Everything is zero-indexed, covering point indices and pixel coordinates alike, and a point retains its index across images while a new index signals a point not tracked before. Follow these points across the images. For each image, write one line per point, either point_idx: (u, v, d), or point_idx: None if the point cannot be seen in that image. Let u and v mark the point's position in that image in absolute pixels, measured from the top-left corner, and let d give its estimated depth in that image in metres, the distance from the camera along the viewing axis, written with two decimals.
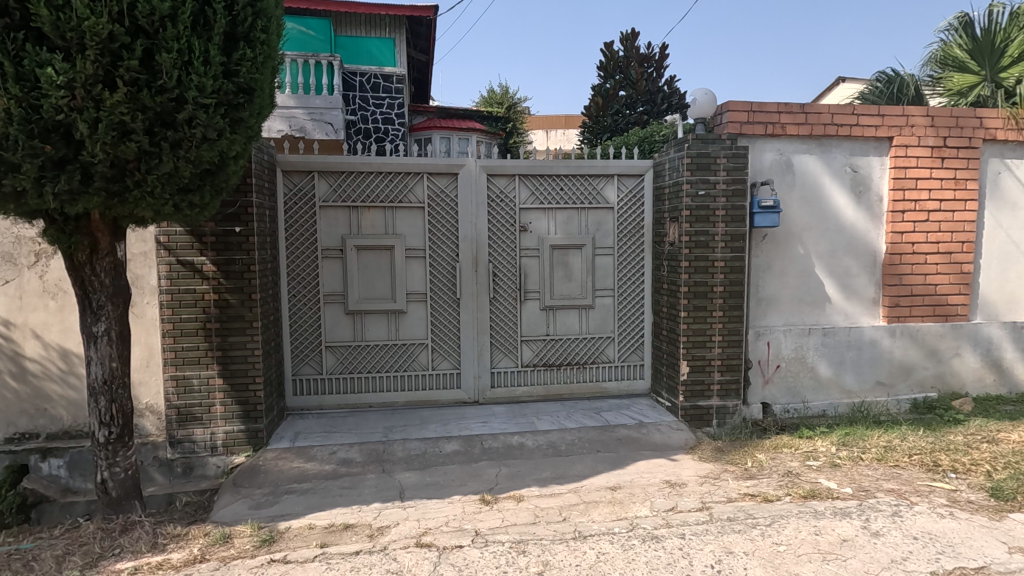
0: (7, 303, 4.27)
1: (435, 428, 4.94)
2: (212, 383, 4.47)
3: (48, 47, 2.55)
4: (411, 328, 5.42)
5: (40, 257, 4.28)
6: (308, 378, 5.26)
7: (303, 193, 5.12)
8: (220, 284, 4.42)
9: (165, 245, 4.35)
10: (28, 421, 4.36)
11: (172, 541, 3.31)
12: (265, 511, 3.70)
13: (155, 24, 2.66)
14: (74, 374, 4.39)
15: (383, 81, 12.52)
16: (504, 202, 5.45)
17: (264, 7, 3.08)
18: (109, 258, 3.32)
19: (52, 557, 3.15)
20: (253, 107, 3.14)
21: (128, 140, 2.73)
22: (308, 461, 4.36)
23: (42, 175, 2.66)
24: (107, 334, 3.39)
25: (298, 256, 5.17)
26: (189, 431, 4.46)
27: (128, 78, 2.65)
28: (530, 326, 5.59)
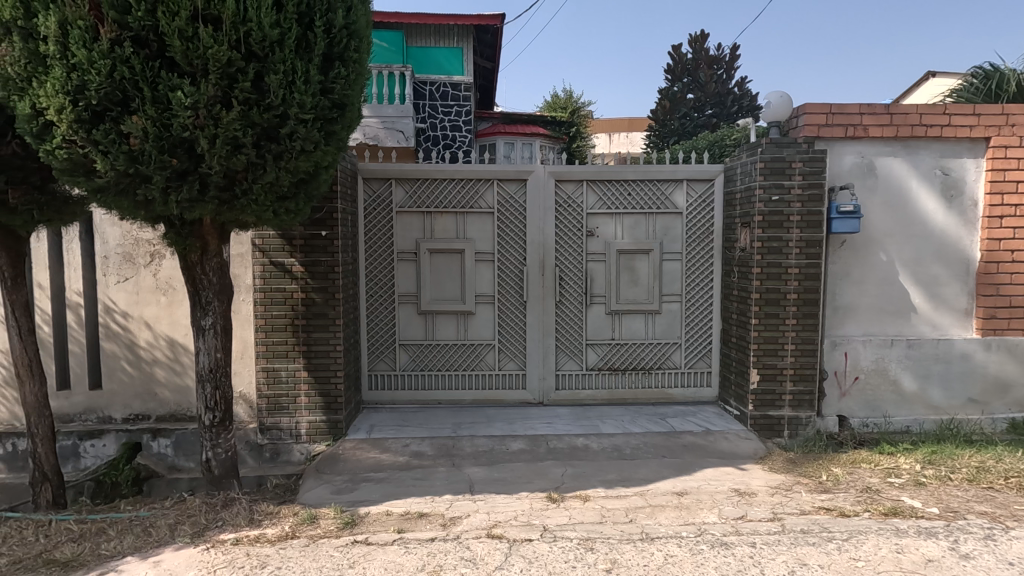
0: (126, 297, 4.79)
1: (501, 426, 5.10)
2: (298, 375, 4.82)
3: (177, 72, 2.88)
4: (479, 329, 5.61)
5: (154, 257, 4.78)
6: (382, 374, 5.55)
7: (382, 199, 5.44)
8: (307, 284, 4.77)
9: (260, 247, 4.73)
10: (141, 404, 4.87)
11: (266, 518, 3.62)
12: (345, 496, 3.96)
13: (266, 49, 2.96)
14: (179, 362, 4.85)
15: (452, 90, 12.88)
16: (571, 207, 5.54)
17: (357, 29, 3.35)
18: (216, 258, 3.68)
19: (165, 525, 3.52)
20: (345, 120, 3.41)
21: (239, 153, 3.04)
22: (383, 452, 4.61)
23: (168, 185, 3.00)
24: (213, 327, 3.76)
25: (376, 259, 5.48)
26: (277, 419, 4.83)
27: (241, 98, 2.95)
28: (596, 330, 5.65)
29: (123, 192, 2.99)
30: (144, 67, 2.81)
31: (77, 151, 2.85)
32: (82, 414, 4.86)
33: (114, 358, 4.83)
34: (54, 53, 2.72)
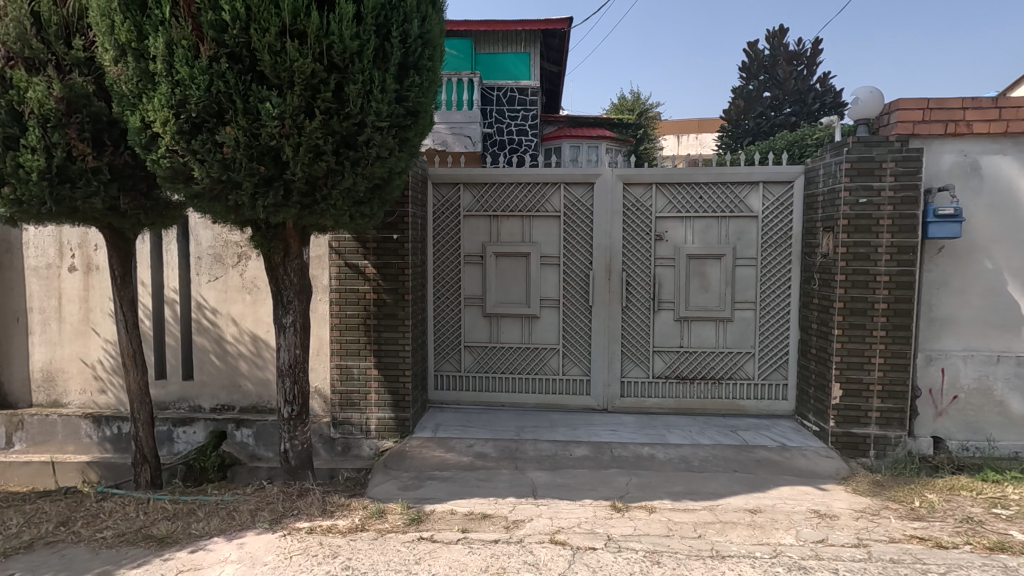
0: (216, 295, 5.16)
1: (564, 432, 5.07)
2: (368, 373, 4.99)
3: (266, 85, 3.06)
4: (544, 332, 5.60)
5: (241, 259, 5.12)
6: (448, 375, 5.66)
7: (450, 203, 5.56)
8: (379, 285, 4.94)
9: (336, 249, 4.95)
10: (227, 395, 5.22)
11: (338, 509, 3.78)
12: (412, 493, 4.06)
13: (346, 61, 3.10)
14: (262, 357, 5.15)
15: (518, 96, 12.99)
16: (639, 210, 5.43)
17: (432, 38, 3.44)
18: (297, 260, 3.88)
19: (247, 510, 3.75)
20: (417, 127, 3.51)
21: (319, 160, 3.19)
22: (448, 452, 4.69)
23: (255, 191, 3.20)
24: (293, 325, 3.98)
25: (443, 262, 5.60)
26: (349, 415, 5.03)
27: (323, 108, 3.10)
28: (663, 336, 5.50)
29: (217, 198, 3.22)
30: (237, 81, 3.00)
31: (178, 160, 3.08)
32: (176, 402, 5.26)
33: (205, 351, 5.20)
34: (161, 71, 2.96)
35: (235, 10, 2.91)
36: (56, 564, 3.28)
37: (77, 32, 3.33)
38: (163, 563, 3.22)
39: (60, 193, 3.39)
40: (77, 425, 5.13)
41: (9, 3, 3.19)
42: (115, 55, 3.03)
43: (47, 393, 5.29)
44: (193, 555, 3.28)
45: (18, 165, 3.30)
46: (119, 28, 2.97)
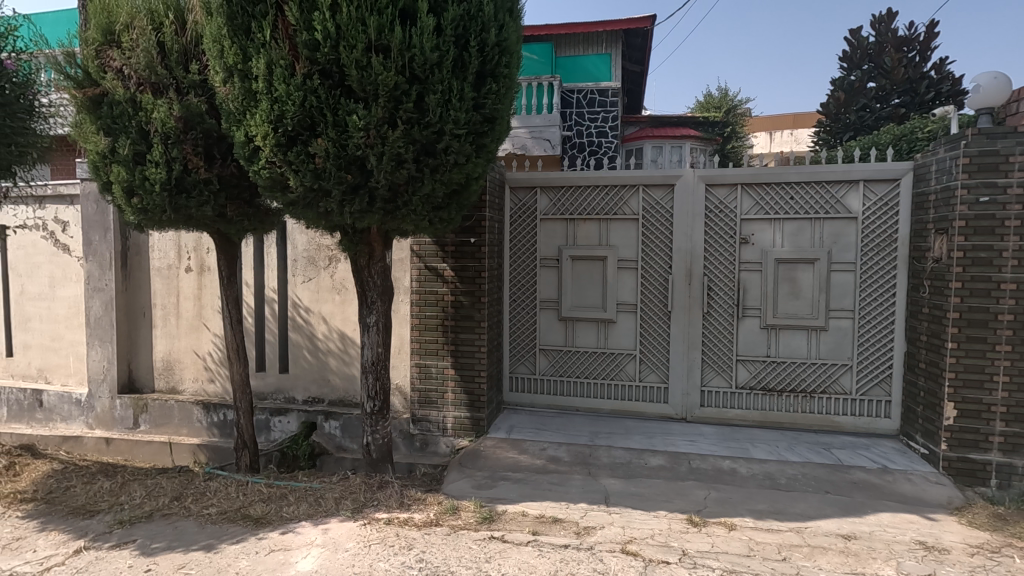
0: (309, 294, 5.54)
1: (639, 440, 4.96)
2: (446, 372, 5.14)
3: (353, 98, 3.24)
4: (620, 338, 5.50)
5: (332, 261, 5.46)
6: (523, 377, 5.70)
7: (527, 207, 5.61)
8: (457, 287, 5.08)
9: (417, 253, 5.15)
10: (317, 388, 5.58)
11: (414, 503, 3.92)
12: (485, 492, 4.13)
13: (426, 71, 3.23)
14: (348, 354, 5.46)
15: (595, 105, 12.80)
16: (723, 212, 5.20)
17: (509, 45, 3.51)
18: (380, 263, 4.08)
19: (332, 498, 3.98)
20: (494, 133, 3.59)
21: (401, 168, 3.35)
22: (521, 454, 4.73)
23: (343, 198, 3.39)
24: (376, 324, 4.19)
25: (520, 265, 5.66)
26: (427, 412, 5.21)
27: (405, 118, 3.24)
28: (748, 345, 5.23)
29: (308, 205, 3.45)
30: (328, 95, 3.21)
31: (276, 170, 3.34)
32: (273, 393, 5.69)
33: (299, 346, 5.59)
34: (262, 89, 3.22)
35: (327, 29, 3.12)
36: (170, 535, 3.66)
37: (194, 58, 3.71)
38: (258, 541, 3.51)
39: (178, 202, 3.78)
40: (190, 410, 5.68)
41: (140, 35, 3.61)
42: (224, 76, 3.34)
43: (167, 380, 5.91)
44: (283, 537, 3.54)
45: (145, 177, 3.73)
46: (228, 52, 3.27)
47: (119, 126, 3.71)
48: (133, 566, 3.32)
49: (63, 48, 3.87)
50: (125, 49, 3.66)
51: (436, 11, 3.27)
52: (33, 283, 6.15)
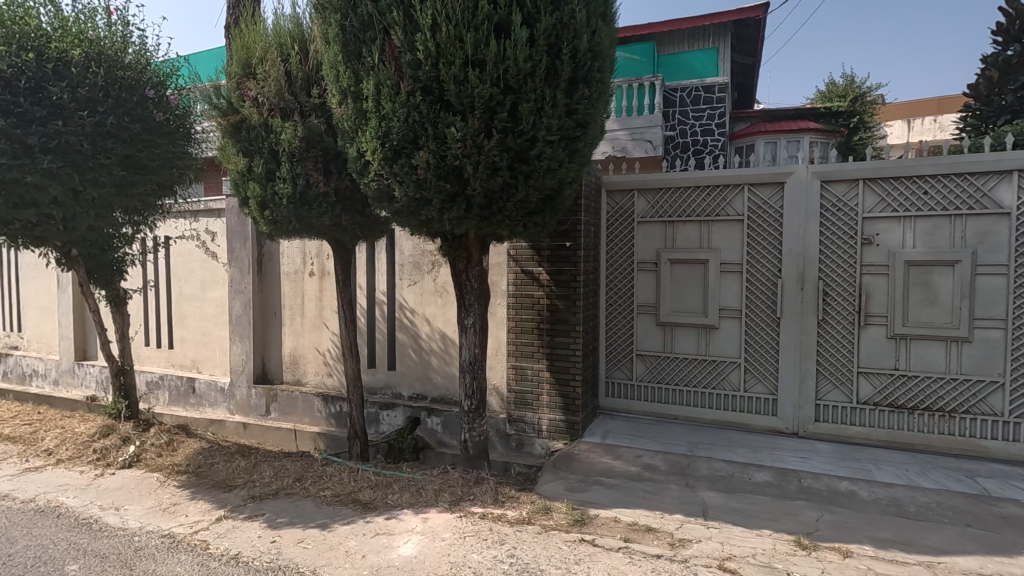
0: (415, 297, 5.89)
1: (743, 453, 4.70)
2: (541, 374, 5.22)
3: (451, 111, 3.42)
4: (723, 345, 5.24)
5: (435, 265, 5.77)
6: (619, 382, 5.62)
7: (624, 210, 5.55)
8: (552, 291, 5.14)
9: (514, 257, 5.29)
10: (421, 386, 5.91)
11: (508, 501, 4.04)
12: (578, 495, 4.14)
13: (520, 81, 3.33)
14: (449, 354, 5.72)
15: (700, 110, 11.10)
16: (841, 210, 4.79)
17: (601, 50, 3.56)
18: (477, 267, 4.25)
19: (432, 490, 4.21)
20: (587, 138, 3.64)
21: (496, 175, 3.48)
22: (615, 459, 4.68)
23: (442, 206, 3.58)
24: (473, 326, 4.37)
25: (616, 269, 5.61)
26: (523, 413, 5.31)
27: (499, 127, 3.38)
28: (871, 356, 4.76)
29: (411, 213, 3.68)
30: (428, 110, 3.41)
31: (383, 182, 3.61)
32: (382, 388, 6.12)
33: (405, 346, 5.96)
34: (371, 108, 3.50)
35: (428, 49, 3.33)
36: (292, 512, 4.09)
37: (316, 83, 4.15)
38: (365, 524, 3.81)
39: (301, 213, 4.22)
40: (312, 401, 6.26)
41: (272, 67, 4.10)
42: (339, 98, 3.68)
43: (293, 373, 6.58)
44: (387, 522, 3.81)
45: (274, 192, 4.20)
46: (342, 76, 3.61)
47: (255, 148, 4.22)
48: (262, 536, 3.75)
49: (212, 82, 4.47)
50: (260, 80, 4.17)
51: (529, 22, 3.38)
52: (188, 285, 7.14)
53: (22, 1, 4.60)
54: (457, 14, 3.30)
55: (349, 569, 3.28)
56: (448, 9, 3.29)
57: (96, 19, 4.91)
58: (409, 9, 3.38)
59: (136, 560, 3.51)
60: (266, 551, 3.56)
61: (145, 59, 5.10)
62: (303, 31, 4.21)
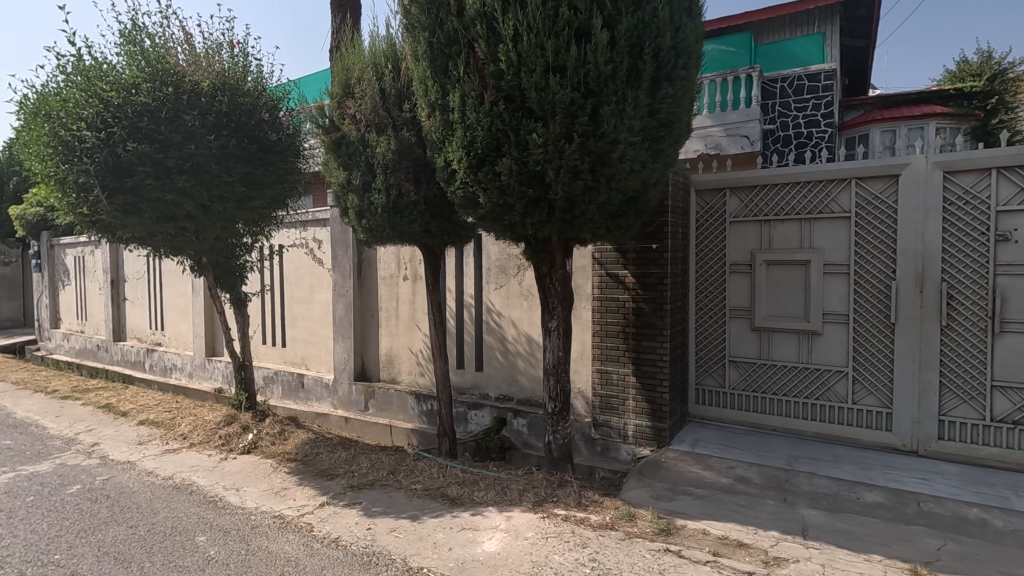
0: (501, 300, 6.02)
1: (851, 470, 4.33)
2: (627, 380, 5.14)
3: (533, 118, 3.48)
4: (827, 352, 4.86)
5: (520, 269, 5.87)
6: (710, 390, 5.39)
7: (715, 210, 5.33)
8: (638, 294, 5.05)
9: (599, 260, 5.26)
10: (507, 387, 6.03)
11: (591, 505, 4.02)
12: (664, 504, 4.03)
13: (601, 84, 3.36)
14: (534, 356, 5.80)
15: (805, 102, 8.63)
16: (970, 203, 4.28)
17: (685, 47, 3.56)
18: (560, 271, 4.28)
19: (516, 489, 4.29)
20: (671, 137, 3.64)
21: (578, 179, 3.50)
22: (706, 470, 4.50)
23: (525, 211, 3.66)
24: (557, 329, 4.40)
25: (707, 271, 5.40)
26: (608, 417, 5.25)
27: (580, 131, 3.40)
28: (1007, 367, 4.21)
29: (496, 218, 3.79)
30: (511, 118, 3.49)
31: (468, 189, 3.74)
32: (471, 388, 6.31)
33: (492, 347, 6.12)
34: (457, 119, 3.64)
35: (509, 59, 3.41)
36: (386, 502, 4.35)
37: (407, 98, 4.42)
38: (452, 518, 3.97)
39: (394, 221, 4.48)
40: (405, 399, 6.60)
41: (368, 86, 4.41)
42: (428, 112, 3.87)
43: (389, 371, 6.97)
44: (473, 518, 3.94)
45: (370, 202, 4.50)
46: (430, 90, 3.79)
47: (353, 162, 4.55)
48: (358, 523, 4.02)
49: (317, 104, 4.85)
50: (358, 98, 4.49)
51: (610, 24, 3.39)
52: (299, 289, 7.80)
53: (164, 42, 5.28)
54: (538, 22, 3.35)
55: (437, 560, 3.43)
56: (529, 18, 3.36)
57: (222, 52, 5.53)
58: (492, 21, 3.49)
59: (252, 536, 3.91)
60: (361, 536, 3.81)
61: (261, 85, 5.68)
62: (396, 50, 4.50)
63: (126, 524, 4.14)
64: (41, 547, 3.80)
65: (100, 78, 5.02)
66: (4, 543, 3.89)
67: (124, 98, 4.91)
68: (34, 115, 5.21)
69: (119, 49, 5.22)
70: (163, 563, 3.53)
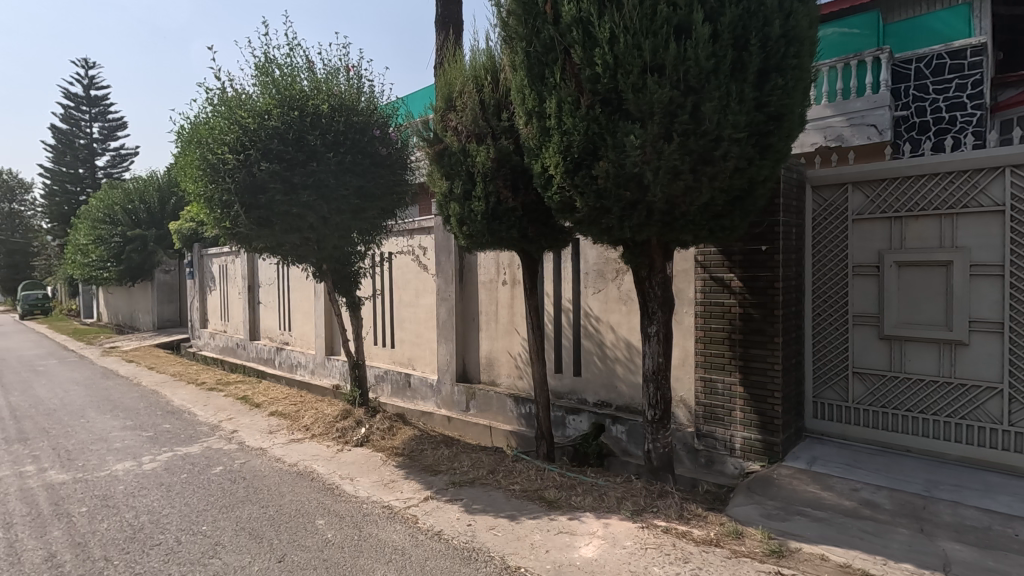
0: (599, 304, 5.96)
1: (1007, 501, 3.77)
2: (733, 389, 4.86)
3: (630, 119, 3.41)
4: (975, 365, 4.27)
5: (619, 273, 5.78)
6: (831, 404, 4.95)
7: (835, 208, 4.90)
8: (745, 298, 4.77)
9: (702, 263, 5.03)
10: (606, 393, 5.95)
11: (694, 518, 3.85)
12: (776, 524, 3.76)
13: (702, 80, 3.25)
14: (634, 362, 5.67)
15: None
16: None
17: (797, 33, 3.37)
18: (660, 275, 4.16)
19: (615, 497, 4.22)
20: (782, 131, 3.47)
21: (678, 180, 3.39)
22: (824, 490, 4.13)
23: (623, 214, 3.61)
24: (657, 334, 4.28)
25: (826, 274, 4.97)
26: (712, 428, 5.00)
27: (680, 130, 3.29)
28: None
29: (593, 222, 3.77)
30: (607, 121, 3.44)
31: (565, 194, 3.75)
32: (568, 393, 6.30)
33: (590, 352, 6.07)
34: (553, 125, 3.66)
35: (606, 61, 3.38)
36: (485, 501, 4.47)
37: (505, 107, 4.55)
38: (550, 521, 3.99)
39: (494, 227, 4.62)
40: (505, 401, 6.74)
41: (468, 98, 4.59)
42: (525, 119, 3.93)
43: (489, 374, 7.16)
44: (570, 522, 3.94)
45: (471, 209, 4.66)
46: (528, 99, 3.85)
47: (455, 171, 4.75)
48: (459, 519, 4.17)
49: (422, 118, 5.12)
50: (460, 111, 4.69)
51: (711, 18, 3.28)
52: (406, 293, 8.27)
53: (291, 71, 5.88)
54: (634, 23, 3.30)
55: (534, 561, 3.47)
56: (625, 18, 3.31)
57: (339, 76, 6.06)
58: (588, 26, 3.49)
59: (364, 523, 4.20)
60: (462, 532, 3.95)
61: (373, 104, 6.12)
62: (495, 62, 4.66)
63: (258, 504, 4.62)
64: (192, 519, 4.35)
65: (240, 106, 5.67)
66: (164, 513, 4.51)
67: (259, 123, 5.50)
68: (189, 143, 6.01)
69: (254, 80, 5.87)
70: (289, 542, 3.89)
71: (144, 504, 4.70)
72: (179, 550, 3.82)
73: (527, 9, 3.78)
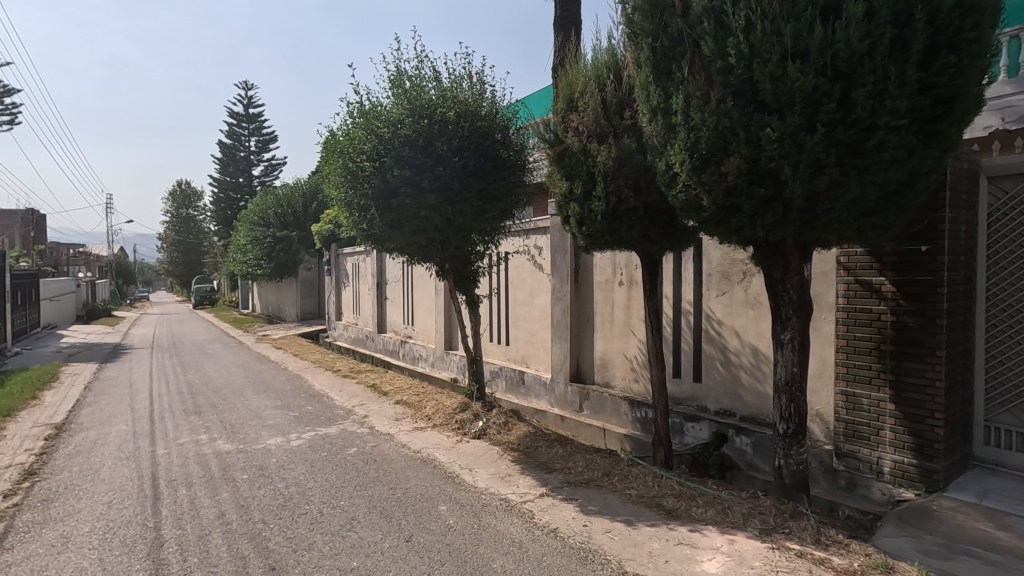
0: (723, 307, 5.65)
1: None
2: (882, 407, 4.35)
3: (766, 111, 3.19)
4: None
5: (746, 274, 5.42)
6: (1008, 429, 4.26)
7: (1019, 201, 4.20)
8: (899, 305, 4.25)
9: (845, 265, 4.56)
10: (729, 401, 5.62)
11: (833, 545, 3.52)
12: (936, 562, 3.31)
13: (854, 64, 2.96)
14: (761, 370, 5.30)
15: None
16: None
17: (974, 3, 2.95)
18: (796, 278, 3.85)
19: (740, 512, 3.98)
20: (952, 116, 3.05)
21: (821, 174, 3.11)
22: (1000, 529, 3.56)
23: (755, 212, 3.38)
24: (791, 342, 3.96)
25: (1005, 279, 4.28)
26: (855, 448, 4.51)
27: (826, 120, 3.03)
28: None
29: (720, 222, 3.56)
30: (740, 114, 3.24)
31: (692, 192, 3.60)
32: (687, 399, 6.05)
33: (712, 358, 5.77)
34: (680, 120, 3.51)
35: (740, 52, 3.19)
36: (601, 503, 4.43)
37: (628, 105, 4.48)
38: (669, 531, 3.87)
39: (614, 227, 4.57)
40: (619, 404, 6.62)
41: (591, 98, 4.58)
42: (650, 116, 3.84)
43: (603, 375, 7.08)
44: (691, 534, 3.79)
45: (591, 209, 4.64)
46: (653, 96, 3.75)
47: (574, 172, 4.75)
48: (575, 519, 4.18)
49: (542, 120, 5.17)
50: (581, 111, 4.68)
51: None
52: (521, 292, 8.44)
53: (421, 82, 6.26)
54: (774, 7, 3.07)
55: (653, 570, 3.38)
56: (764, 3, 3.10)
57: (464, 84, 6.34)
58: (720, 15, 3.32)
59: (483, 513, 4.36)
60: (578, 532, 3.96)
61: (494, 109, 6.33)
62: (618, 61, 4.61)
63: (387, 485, 4.99)
64: (332, 494, 4.81)
65: (376, 117, 6.12)
66: (309, 486, 5.04)
67: (393, 132, 5.92)
68: (331, 152, 6.61)
69: (389, 92, 6.34)
70: (415, 523, 4.16)
71: (293, 476, 5.29)
72: (322, 520, 4.25)
73: (653, 3, 3.67)
